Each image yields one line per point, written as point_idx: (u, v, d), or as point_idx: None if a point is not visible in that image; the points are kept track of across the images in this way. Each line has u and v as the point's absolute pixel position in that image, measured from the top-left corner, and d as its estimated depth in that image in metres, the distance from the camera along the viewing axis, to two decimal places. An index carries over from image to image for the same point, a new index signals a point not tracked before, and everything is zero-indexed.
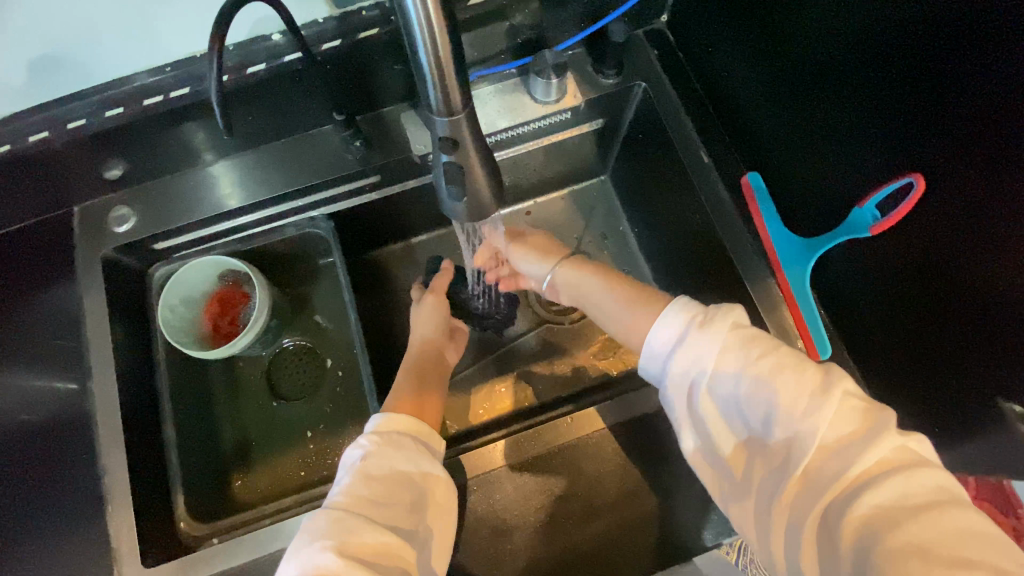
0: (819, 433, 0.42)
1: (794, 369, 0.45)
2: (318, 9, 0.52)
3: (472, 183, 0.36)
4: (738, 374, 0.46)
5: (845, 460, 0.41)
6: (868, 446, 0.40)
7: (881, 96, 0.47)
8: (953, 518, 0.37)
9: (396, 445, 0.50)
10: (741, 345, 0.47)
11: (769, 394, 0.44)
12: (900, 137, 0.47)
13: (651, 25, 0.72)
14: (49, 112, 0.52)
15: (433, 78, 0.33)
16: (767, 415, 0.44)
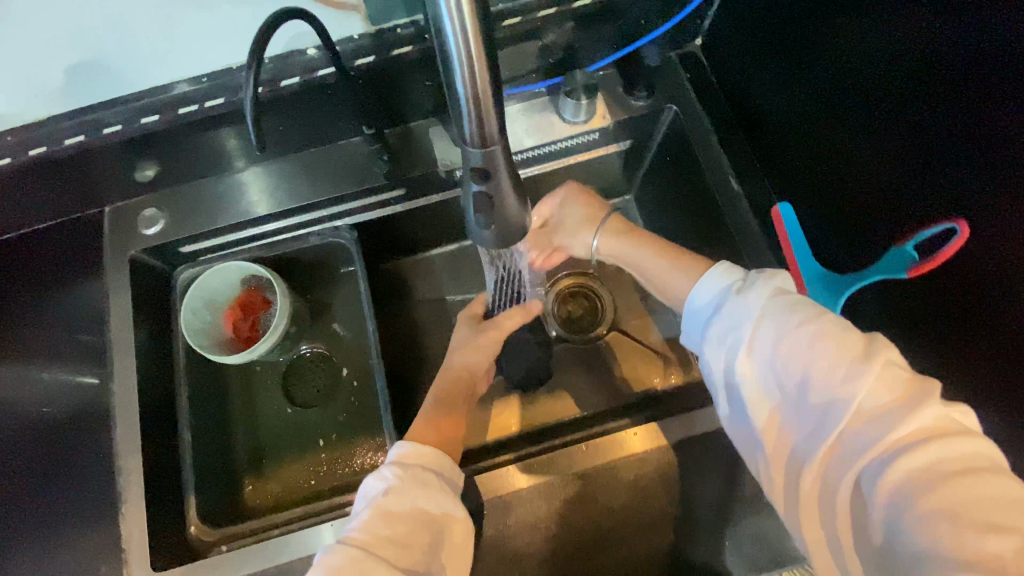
0: (857, 399, 0.38)
1: (837, 334, 0.40)
2: (354, 26, 0.53)
3: (499, 210, 0.36)
4: (777, 337, 0.42)
5: (880, 425, 0.37)
6: (907, 414, 0.36)
7: (915, 133, 0.45)
8: (992, 487, 0.33)
9: (420, 481, 0.47)
10: (781, 306, 0.43)
11: (806, 351, 0.40)
12: (934, 181, 0.45)
13: (685, 48, 0.72)
14: (84, 118, 0.53)
15: (468, 107, 0.32)
16: (800, 374, 0.40)
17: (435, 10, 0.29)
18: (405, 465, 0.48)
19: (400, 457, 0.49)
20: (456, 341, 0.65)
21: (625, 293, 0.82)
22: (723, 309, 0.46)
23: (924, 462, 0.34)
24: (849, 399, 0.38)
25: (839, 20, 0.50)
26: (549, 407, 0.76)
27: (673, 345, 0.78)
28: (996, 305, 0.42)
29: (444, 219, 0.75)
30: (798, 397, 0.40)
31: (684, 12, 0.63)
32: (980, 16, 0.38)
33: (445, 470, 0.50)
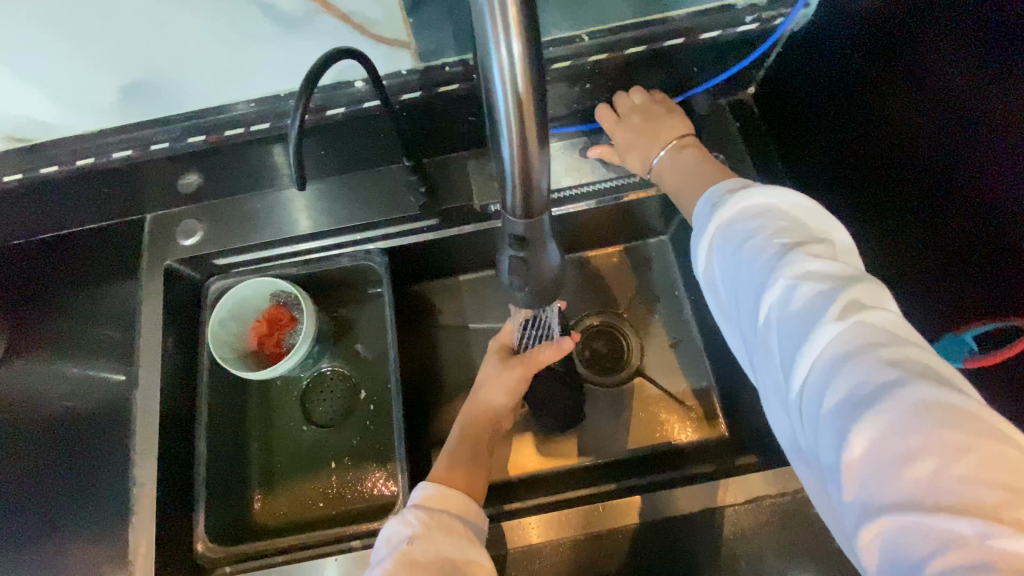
0: (774, 325, 0.38)
1: (756, 258, 0.40)
2: (403, 62, 0.52)
3: (534, 273, 0.36)
4: (724, 273, 0.43)
5: (792, 353, 0.36)
6: (820, 334, 0.35)
7: (972, 211, 0.43)
8: (905, 400, 0.31)
9: (445, 529, 0.45)
10: (725, 236, 0.43)
11: (741, 280, 0.41)
12: (996, 260, 0.42)
13: (737, 95, 0.69)
14: (136, 134, 0.55)
15: (513, 170, 0.30)
16: (741, 304, 0.41)
17: (489, 77, 0.28)
18: (429, 509, 0.47)
19: (422, 499, 0.48)
20: (482, 375, 0.61)
21: (654, 337, 0.79)
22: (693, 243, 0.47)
23: (835, 381, 0.34)
24: (773, 324, 0.38)
25: (886, 85, 0.49)
26: (566, 449, 0.74)
27: (701, 397, 0.75)
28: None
29: (476, 248, 0.74)
30: (745, 325, 0.42)
31: (738, 65, 0.61)
32: None
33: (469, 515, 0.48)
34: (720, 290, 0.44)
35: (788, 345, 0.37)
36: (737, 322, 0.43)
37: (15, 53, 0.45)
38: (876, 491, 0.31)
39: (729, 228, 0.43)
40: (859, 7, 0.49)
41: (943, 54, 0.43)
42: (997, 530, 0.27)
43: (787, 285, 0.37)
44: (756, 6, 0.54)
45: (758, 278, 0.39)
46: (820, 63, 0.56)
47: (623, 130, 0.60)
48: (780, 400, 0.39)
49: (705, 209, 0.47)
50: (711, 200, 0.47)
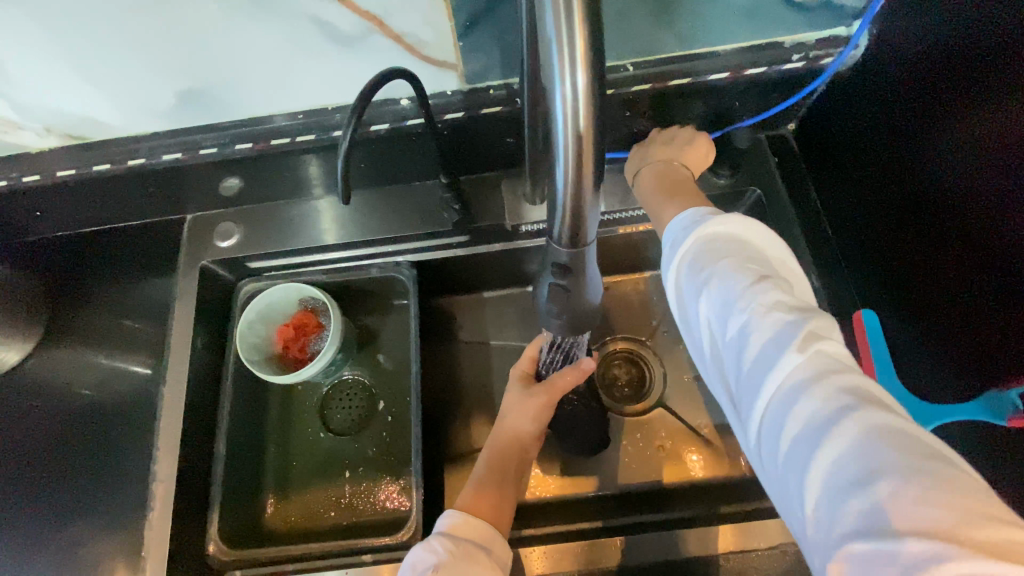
0: (739, 350, 0.37)
1: (720, 282, 0.40)
2: (448, 83, 0.53)
3: (574, 302, 0.36)
4: (687, 297, 0.42)
5: (757, 379, 0.36)
6: (786, 361, 0.35)
7: (1016, 266, 0.42)
8: (860, 425, 0.31)
9: (469, 560, 0.45)
10: (691, 261, 0.42)
11: (705, 307, 0.40)
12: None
13: (775, 130, 0.69)
14: (186, 139, 0.57)
15: (564, 202, 0.31)
16: (707, 331, 0.41)
17: (551, 109, 0.28)
18: (454, 538, 0.46)
19: (448, 527, 0.48)
20: (506, 403, 0.61)
21: (678, 368, 0.78)
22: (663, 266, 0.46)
23: (798, 407, 0.33)
24: (737, 352, 0.37)
25: (925, 135, 0.49)
26: (582, 476, 0.73)
27: (724, 434, 0.74)
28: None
29: (503, 266, 0.75)
30: (709, 352, 0.41)
31: (780, 103, 0.61)
32: None
33: (495, 547, 0.48)
34: (683, 316, 0.44)
35: (752, 373, 0.36)
36: (701, 350, 0.42)
37: (84, 56, 0.47)
38: (836, 517, 0.30)
39: (694, 254, 0.43)
40: (907, 49, 0.49)
41: (987, 107, 0.43)
42: (959, 552, 0.26)
43: (754, 311, 0.37)
44: (803, 45, 0.54)
45: (721, 303, 0.39)
46: (859, 102, 0.56)
47: (667, 136, 0.59)
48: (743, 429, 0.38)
49: (670, 233, 0.46)
50: (681, 226, 0.45)
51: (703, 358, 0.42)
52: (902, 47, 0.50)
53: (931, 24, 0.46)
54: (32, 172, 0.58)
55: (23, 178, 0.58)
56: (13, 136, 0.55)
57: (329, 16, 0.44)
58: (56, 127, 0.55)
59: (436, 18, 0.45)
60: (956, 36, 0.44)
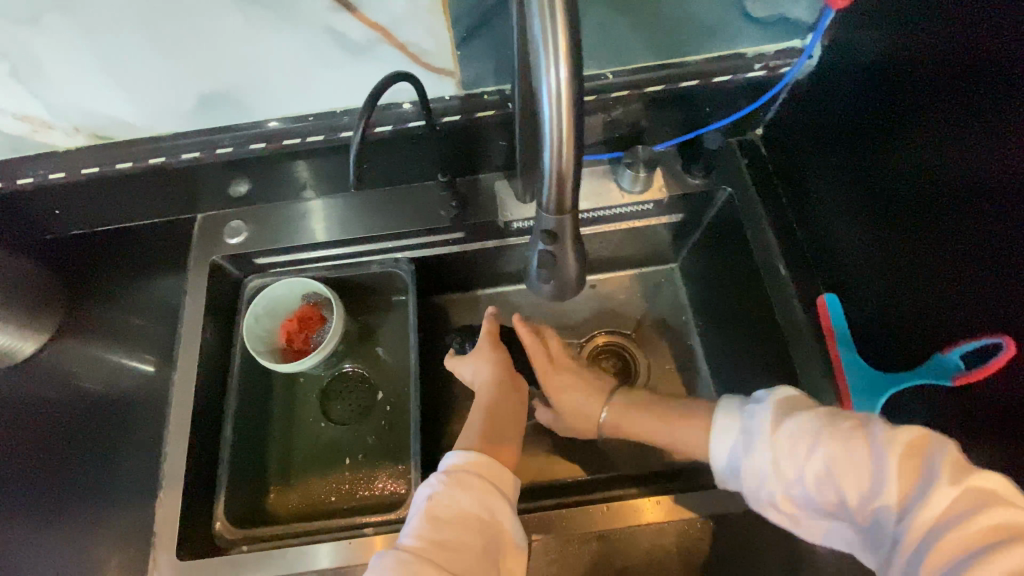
0: (890, 485, 0.43)
1: (841, 435, 0.46)
2: (447, 88, 0.58)
3: (560, 269, 0.40)
4: (796, 453, 0.47)
5: (916, 506, 0.41)
6: (937, 488, 0.41)
7: (962, 241, 0.47)
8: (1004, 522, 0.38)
9: (466, 486, 0.51)
10: (791, 434, 0.48)
11: (831, 475, 0.45)
12: (977, 278, 0.46)
13: (745, 135, 0.75)
14: (204, 139, 0.62)
15: (550, 178, 0.36)
16: (837, 497, 0.45)
17: (540, 94, 0.33)
18: (450, 471, 0.52)
19: (445, 464, 0.54)
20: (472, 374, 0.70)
21: (662, 359, 0.83)
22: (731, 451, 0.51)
23: (961, 525, 0.39)
24: (880, 490, 0.43)
25: (885, 144, 0.54)
26: (573, 461, 0.76)
27: None
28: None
29: (496, 263, 0.80)
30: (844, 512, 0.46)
31: (748, 107, 0.67)
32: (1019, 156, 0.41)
33: (491, 475, 0.53)
34: (786, 490, 0.48)
35: (909, 507, 0.42)
36: (828, 514, 0.47)
37: (120, 60, 0.52)
38: None
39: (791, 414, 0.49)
40: (860, 57, 0.55)
41: (932, 110, 0.48)
42: None
43: (895, 462, 0.43)
44: (764, 55, 0.61)
45: (856, 468, 0.44)
46: (820, 105, 0.62)
47: None
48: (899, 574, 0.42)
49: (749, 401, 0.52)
50: (728, 423, 0.52)
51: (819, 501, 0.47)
52: (857, 55, 0.56)
53: (882, 40, 0.52)
54: (58, 170, 0.62)
55: (50, 175, 0.62)
56: (44, 135, 0.60)
57: (342, 25, 0.50)
58: (84, 127, 0.59)
59: (437, 29, 0.51)
60: (904, 42, 0.50)
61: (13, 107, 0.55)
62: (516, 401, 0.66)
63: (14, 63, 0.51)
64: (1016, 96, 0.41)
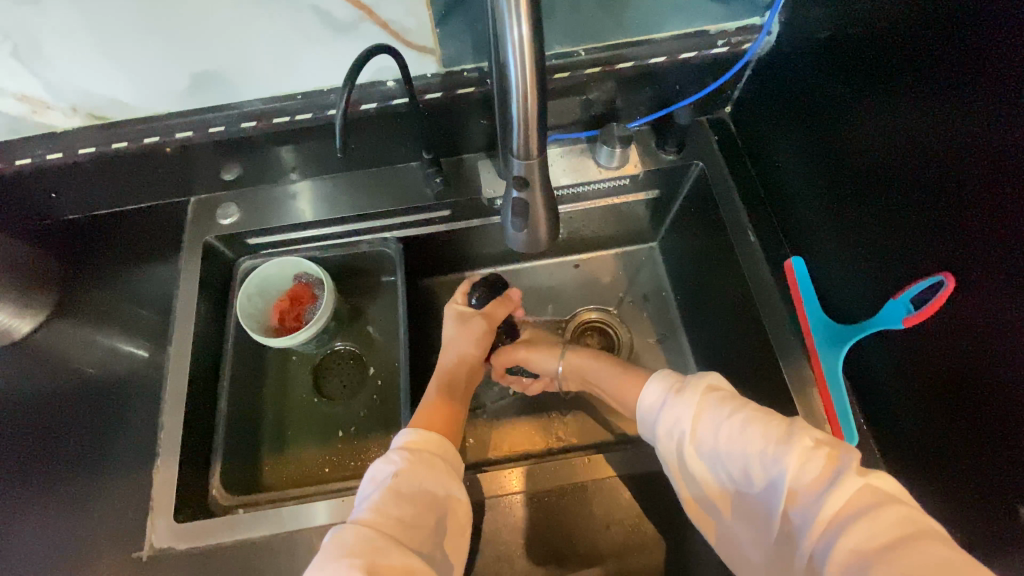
0: (793, 479, 0.45)
1: (759, 423, 0.49)
2: (428, 67, 0.62)
3: (532, 216, 0.45)
4: (715, 438, 0.50)
5: (814, 504, 0.43)
6: (836, 484, 0.42)
7: (909, 195, 0.51)
8: (895, 513, 0.40)
9: (426, 464, 0.54)
10: (713, 406, 0.52)
11: (740, 453, 0.48)
12: (924, 228, 0.50)
13: (715, 114, 0.79)
14: (196, 118, 0.64)
15: (519, 127, 0.40)
16: (744, 475, 0.48)
17: (504, 48, 0.36)
18: (410, 450, 0.55)
19: (405, 442, 0.56)
20: (448, 337, 0.72)
21: (643, 332, 0.86)
22: (660, 419, 0.56)
23: (854, 522, 0.40)
24: (784, 485, 0.45)
25: (840, 112, 0.58)
26: (559, 430, 0.79)
27: None
28: (997, 367, 0.44)
29: (482, 242, 0.83)
30: (748, 494, 0.48)
31: (715, 83, 0.71)
32: (969, 105, 0.44)
33: (446, 455, 0.56)
34: (701, 460, 0.52)
35: (811, 503, 0.43)
36: (735, 495, 0.50)
37: (115, 40, 0.54)
38: None
39: (716, 399, 0.52)
40: (813, 30, 0.59)
41: (880, 75, 0.52)
42: None
43: (801, 450, 0.45)
44: (726, 32, 0.65)
45: (763, 449, 0.47)
46: (781, 80, 0.66)
47: None
48: (793, 560, 0.44)
49: (683, 382, 0.56)
50: (657, 391, 0.57)
51: (735, 489, 0.49)
52: (810, 31, 0.60)
53: (837, 13, 0.56)
54: (56, 150, 0.65)
55: (48, 156, 0.65)
56: (43, 116, 0.62)
57: (327, 5, 0.53)
58: (82, 107, 0.62)
59: (418, 8, 0.54)
60: (851, 15, 0.54)
61: (14, 87, 0.58)
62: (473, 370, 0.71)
63: (15, 41, 0.53)
64: (957, 52, 0.44)
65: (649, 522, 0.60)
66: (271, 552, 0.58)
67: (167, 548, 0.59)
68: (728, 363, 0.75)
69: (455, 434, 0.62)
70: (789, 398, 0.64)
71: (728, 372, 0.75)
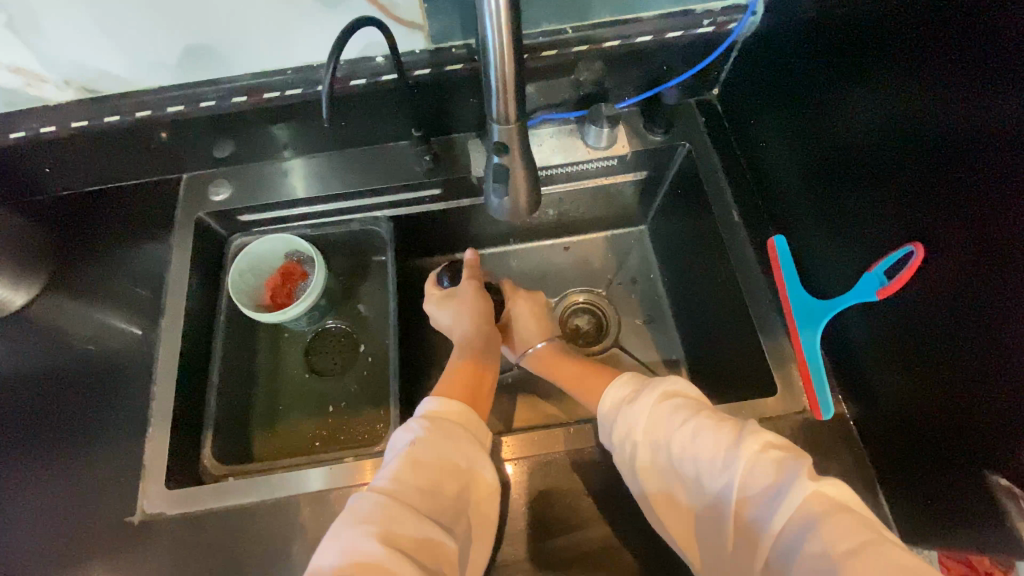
0: (744, 487, 0.46)
1: (712, 429, 0.50)
2: (416, 42, 0.63)
3: (513, 183, 0.46)
4: (668, 445, 0.51)
5: (768, 511, 0.44)
6: (787, 493, 0.43)
7: (884, 170, 0.52)
8: (848, 518, 0.40)
9: (445, 433, 0.53)
10: (667, 412, 0.53)
11: (694, 460, 0.49)
12: (898, 203, 0.51)
13: (703, 96, 0.80)
14: (187, 92, 0.65)
15: (497, 91, 0.41)
16: (698, 480, 0.49)
17: (483, 14, 0.37)
18: (429, 418, 0.55)
19: (427, 411, 0.56)
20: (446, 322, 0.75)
21: (631, 314, 0.87)
22: (616, 426, 0.57)
23: (808, 531, 0.41)
24: (736, 493, 0.46)
25: (822, 92, 0.59)
26: (547, 408, 0.80)
27: (671, 368, 0.83)
28: (963, 339, 0.46)
29: (472, 222, 0.84)
30: (702, 501, 0.49)
31: (702, 63, 0.72)
32: (934, 78, 0.45)
33: (470, 425, 0.56)
34: (654, 466, 0.52)
35: (765, 512, 0.44)
36: (689, 499, 0.50)
37: (106, 12, 0.55)
38: None
39: (670, 405, 0.54)
40: (795, 11, 0.60)
41: (856, 54, 0.53)
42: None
43: (751, 455, 0.46)
44: (711, 12, 0.66)
45: (714, 455, 0.48)
46: (764, 61, 0.67)
47: None
48: (751, 565, 0.44)
49: (638, 388, 0.58)
50: (614, 397, 0.59)
51: (689, 495, 0.50)
52: (792, 12, 0.61)
53: None
54: (50, 123, 0.66)
55: (41, 129, 0.66)
56: (36, 89, 0.63)
57: None
58: (75, 80, 0.63)
59: None
60: None
61: (7, 59, 0.59)
62: (491, 336, 0.72)
63: (8, 13, 0.54)
64: (923, 27, 0.45)
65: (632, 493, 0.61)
66: (259, 518, 0.59)
67: (158, 514, 0.60)
68: (713, 342, 0.76)
69: (482, 402, 0.63)
70: (769, 373, 0.65)
71: (712, 351, 0.76)
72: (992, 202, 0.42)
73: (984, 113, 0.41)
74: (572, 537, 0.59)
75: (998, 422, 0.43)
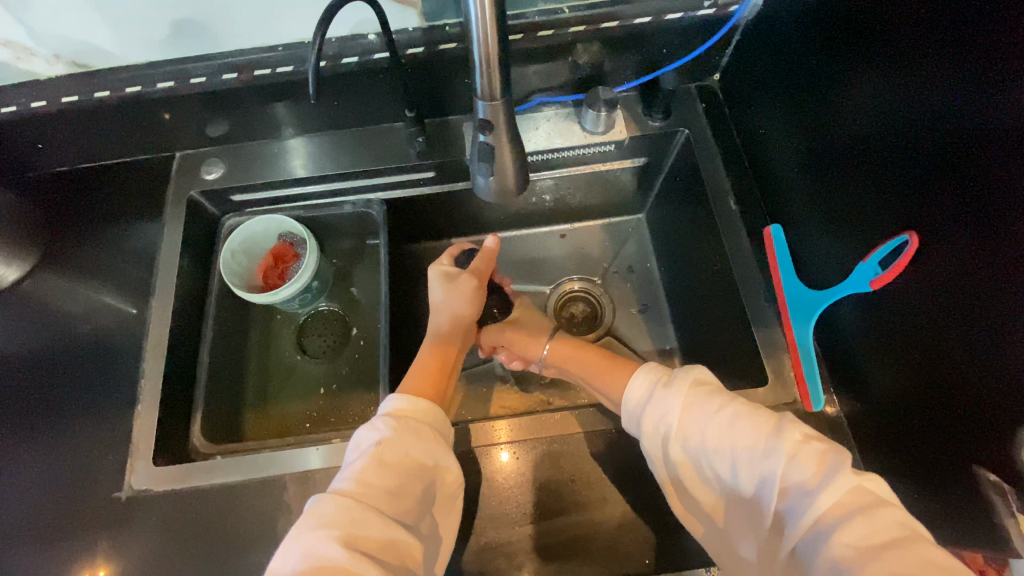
0: (784, 479, 0.44)
1: (750, 418, 0.48)
2: (410, 20, 0.62)
3: (499, 161, 0.45)
4: (700, 433, 0.49)
5: (805, 506, 0.42)
6: (829, 486, 0.42)
7: (881, 156, 0.51)
8: (887, 514, 0.40)
9: (414, 433, 0.53)
10: (702, 398, 0.51)
11: (730, 449, 0.47)
12: (896, 189, 0.50)
13: (703, 82, 0.78)
14: (177, 68, 0.64)
15: (482, 68, 0.40)
16: (729, 468, 0.48)
17: None
18: (397, 417, 0.54)
19: (392, 409, 0.55)
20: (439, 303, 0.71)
21: (625, 302, 0.87)
22: (646, 412, 0.54)
23: (845, 525, 0.40)
24: (773, 486, 0.44)
25: (823, 74, 0.57)
26: (538, 395, 0.80)
27: (665, 357, 0.82)
28: (954, 330, 0.45)
29: (466, 206, 0.83)
30: (732, 492, 0.48)
31: (702, 47, 0.71)
32: (935, 58, 0.44)
33: (434, 421, 0.55)
34: (686, 455, 0.50)
35: (802, 506, 0.43)
36: (716, 486, 0.49)
37: None
38: None
39: (704, 393, 0.52)
40: None
41: (857, 35, 0.52)
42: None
43: (794, 447, 0.45)
44: None
45: (752, 445, 0.47)
46: (766, 44, 0.65)
47: None
48: (776, 555, 0.44)
49: (670, 374, 0.55)
50: (642, 384, 0.56)
51: (719, 485, 0.49)
52: None
53: None
54: (40, 98, 0.65)
55: (31, 104, 0.66)
56: (26, 63, 0.62)
57: None
58: (64, 54, 0.62)
59: None
60: None
61: None
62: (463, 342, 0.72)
63: None
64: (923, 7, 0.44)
65: (619, 481, 0.61)
66: (245, 497, 0.60)
67: (144, 490, 0.61)
68: (706, 332, 0.75)
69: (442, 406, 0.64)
70: (760, 364, 0.64)
71: (706, 342, 0.76)
72: (987, 184, 0.41)
73: (982, 94, 0.40)
74: (558, 523, 0.59)
75: (986, 414, 0.43)
